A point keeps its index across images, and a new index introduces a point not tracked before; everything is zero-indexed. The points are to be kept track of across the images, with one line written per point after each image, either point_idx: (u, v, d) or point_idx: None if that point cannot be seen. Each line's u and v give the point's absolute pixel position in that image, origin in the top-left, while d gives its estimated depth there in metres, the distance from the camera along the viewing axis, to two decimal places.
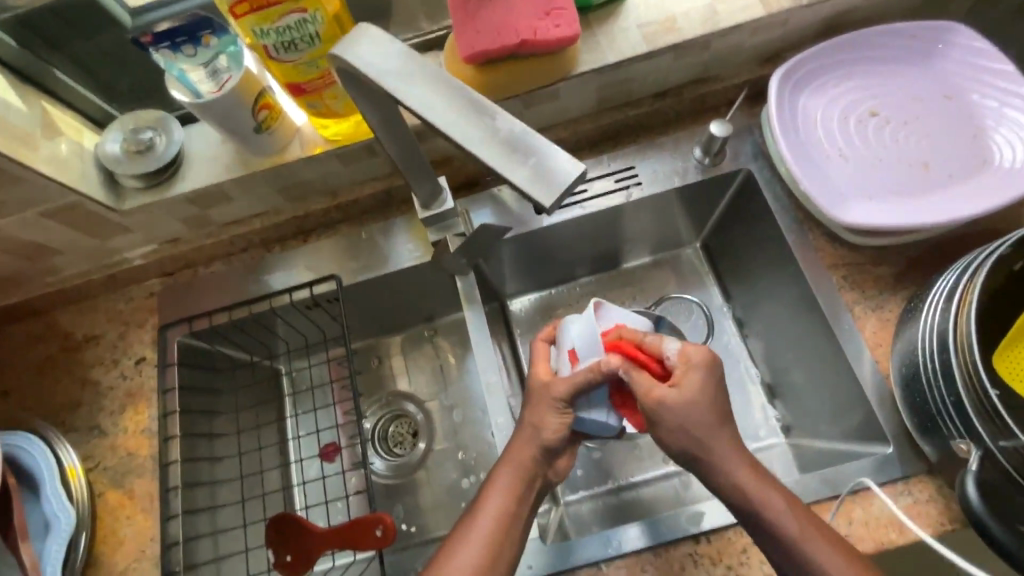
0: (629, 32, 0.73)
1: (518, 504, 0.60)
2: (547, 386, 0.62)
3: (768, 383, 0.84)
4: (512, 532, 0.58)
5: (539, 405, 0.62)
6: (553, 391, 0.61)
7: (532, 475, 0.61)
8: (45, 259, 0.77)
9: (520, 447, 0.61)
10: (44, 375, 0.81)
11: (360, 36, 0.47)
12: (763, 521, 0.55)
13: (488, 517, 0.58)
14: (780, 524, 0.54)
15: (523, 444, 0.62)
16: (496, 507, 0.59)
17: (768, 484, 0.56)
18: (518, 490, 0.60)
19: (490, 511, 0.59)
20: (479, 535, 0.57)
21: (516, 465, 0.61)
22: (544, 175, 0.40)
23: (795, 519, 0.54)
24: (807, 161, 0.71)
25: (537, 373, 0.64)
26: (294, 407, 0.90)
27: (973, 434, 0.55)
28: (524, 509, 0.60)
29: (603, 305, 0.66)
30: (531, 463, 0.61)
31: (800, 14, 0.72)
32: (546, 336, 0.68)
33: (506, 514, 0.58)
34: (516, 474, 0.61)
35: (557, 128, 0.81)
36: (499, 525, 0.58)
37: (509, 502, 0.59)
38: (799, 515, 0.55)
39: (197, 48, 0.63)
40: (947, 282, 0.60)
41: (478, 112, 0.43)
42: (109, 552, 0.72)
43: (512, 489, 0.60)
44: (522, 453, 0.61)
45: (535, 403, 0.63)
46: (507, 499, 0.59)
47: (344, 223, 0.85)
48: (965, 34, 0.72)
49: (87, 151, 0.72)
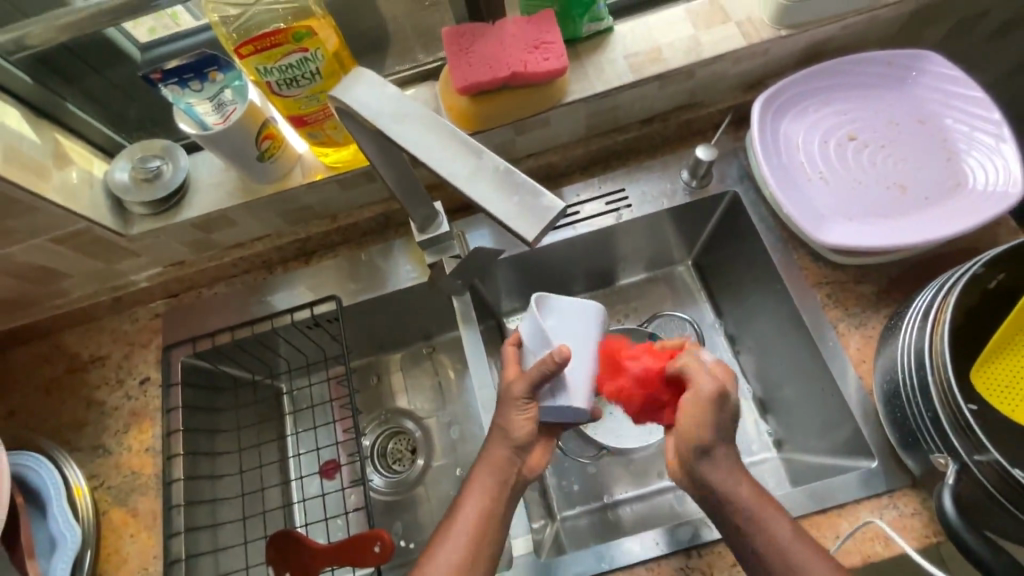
0: (616, 63, 0.76)
1: (495, 506, 0.61)
2: (510, 388, 0.62)
3: (760, 398, 0.86)
4: (491, 535, 0.60)
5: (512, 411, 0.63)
6: (514, 392, 0.62)
7: (507, 473, 0.63)
8: (54, 282, 0.79)
9: (492, 451, 0.64)
10: (50, 396, 0.83)
11: (357, 80, 0.50)
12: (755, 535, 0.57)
13: (465, 522, 0.60)
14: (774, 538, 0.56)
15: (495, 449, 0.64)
16: (473, 509, 0.61)
17: (768, 501, 0.58)
18: (496, 491, 0.62)
19: (467, 513, 0.60)
20: (455, 539, 0.59)
21: (497, 467, 0.63)
22: (529, 208, 0.43)
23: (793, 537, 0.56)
24: (788, 184, 0.73)
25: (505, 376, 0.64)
26: (294, 425, 0.92)
27: (951, 448, 0.57)
28: (499, 508, 0.62)
29: (548, 300, 0.63)
30: (508, 463, 0.63)
31: (779, 44, 0.76)
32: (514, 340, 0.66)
33: (488, 509, 0.61)
34: (492, 478, 0.62)
35: (549, 153, 0.84)
36: (478, 527, 0.60)
37: (483, 506, 0.61)
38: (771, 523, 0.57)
39: (204, 84, 0.66)
40: (923, 301, 0.62)
41: (465, 149, 0.46)
42: (111, 570, 0.73)
43: (491, 490, 0.62)
44: (495, 457, 0.63)
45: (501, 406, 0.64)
46: (486, 501, 0.61)
47: (345, 245, 0.88)
48: (937, 61, 0.76)
49: (97, 179, 0.75)
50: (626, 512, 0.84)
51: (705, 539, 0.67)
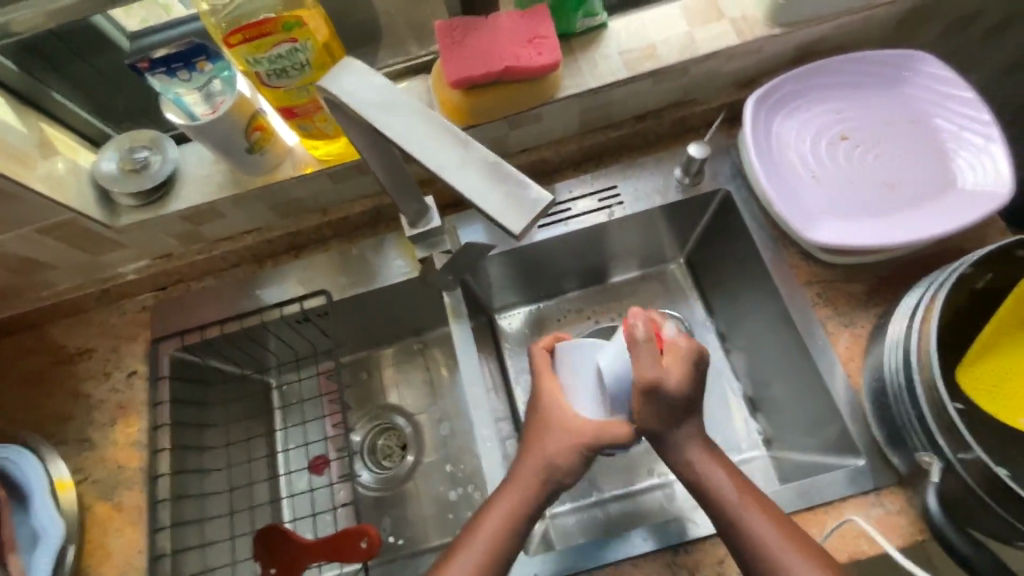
0: (610, 58, 0.76)
1: (514, 536, 0.59)
2: (579, 431, 0.61)
3: (750, 395, 0.86)
4: (497, 569, 0.57)
5: (544, 437, 0.62)
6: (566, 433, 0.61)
7: (533, 503, 0.60)
8: (39, 273, 0.78)
9: (522, 477, 0.61)
10: (36, 389, 0.82)
11: (345, 70, 0.49)
12: (717, 502, 0.59)
13: (474, 553, 0.57)
14: (740, 518, 0.58)
15: (522, 475, 0.61)
16: (490, 535, 0.58)
17: (753, 498, 0.59)
18: (516, 518, 0.59)
19: (479, 545, 0.58)
20: (465, 564, 0.57)
21: (521, 495, 0.60)
22: (515, 202, 0.43)
23: (770, 527, 0.57)
24: (780, 182, 0.74)
25: (564, 413, 0.62)
26: (284, 420, 0.92)
27: (936, 446, 0.57)
28: (511, 543, 0.59)
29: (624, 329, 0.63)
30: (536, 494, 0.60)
31: (773, 42, 0.76)
32: (547, 344, 0.69)
33: (500, 540, 0.58)
34: (513, 504, 0.60)
35: (541, 149, 0.83)
36: (487, 562, 0.57)
37: (497, 538, 0.58)
38: (787, 535, 0.56)
39: (192, 74, 0.65)
40: (911, 301, 0.62)
41: (454, 141, 0.46)
42: (96, 565, 0.73)
43: (505, 523, 0.59)
44: (521, 487, 0.60)
45: (542, 432, 0.62)
46: (499, 529, 0.59)
47: (336, 239, 0.87)
48: (929, 61, 0.76)
49: (83, 170, 0.74)
50: (614, 509, 0.84)
51: (701, 534, 0.67)
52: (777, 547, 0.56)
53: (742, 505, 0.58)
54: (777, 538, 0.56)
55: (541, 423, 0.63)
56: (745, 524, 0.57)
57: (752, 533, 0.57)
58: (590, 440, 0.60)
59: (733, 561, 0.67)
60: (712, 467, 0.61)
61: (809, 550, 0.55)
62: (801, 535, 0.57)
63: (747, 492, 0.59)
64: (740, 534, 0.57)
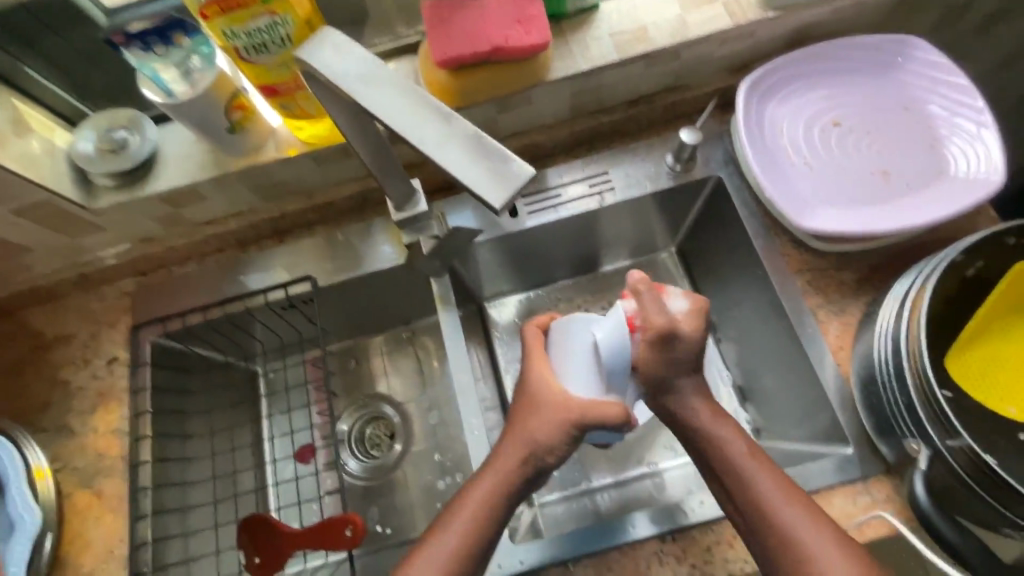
0: (601, 41, 0.74)
1: (496, 520, 0.57)
2: (567, 405, 0.59)
3: (739, 385, 0.86)
4: (478, 553, 0.56)
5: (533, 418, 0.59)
6: (555, 408, 0.59)
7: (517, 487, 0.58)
8: (15, 257, 0.76)
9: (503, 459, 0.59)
10: (14, 375, 0.80)
11: (322, 42, 0.47)
12: (724, 458, 0.58)
13: (454, 536, 0.56)
14: (748, 477, 0.56)
15: (505, 458, 0.59)
16: (471, 519, 0.57)
17: (763, 463, 0.57)
18: (499, 503, 0.58)
19: (458, 527, 0.56)
20: (445, 551, 0.55)
21: (505, 479, 0.58)
22: (498, 177, 0.41)
23: (776, 485, 0.55)
24: (771, 168, 0.73)
25: (551, 389, 0.61)
26: (269, 408, 0.91)
27: (924, 434, 0.57)
28: (489, 528, 0.57)
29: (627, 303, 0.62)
30: (521, 477, 0.58)
31: (767, 26, 0.75)
32: (541, 323, 0.68)
33: (481, 526, 0.56)
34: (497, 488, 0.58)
35: (531, 133, 0.82)
36: (465, 545, 0.56)
37: (478, 523, 0.57)
38: (800, 505, 0.54)
39: (169, 48, 0.63)
40: (901, 288, 0.62)
41: (436, 116, 0.44)
42: (75, 554, 0.71)
43: (485, 505, 0.57)
44: (503, 468, 0.58)
45: (532, 411, 0.60)
46: (480, 514, 0.57)
47: (322, 224, 0.86)
48: (923, 47, 0.75)
49: (59, 150, 0.72)
50: (602, 498, 0.84)
51: (690, 522, 0.67)
52: (781, 507, 0.54)
53: (748, 460, 0.57)
54: (781, 496, 0.55)
55: (529, 404, 0.61)
56: (751, 480, 0.56)
57: (758, 492, 0.55)
58: (578, 416, 0.59)
59: (720, 549, 0.66)
60: (725, 430, 0.59)
61: (813, 515, 0.54)
62: (813, 506, 0.55)
63: (758, 459, 0.57)
64: (746, 493, 0.56)
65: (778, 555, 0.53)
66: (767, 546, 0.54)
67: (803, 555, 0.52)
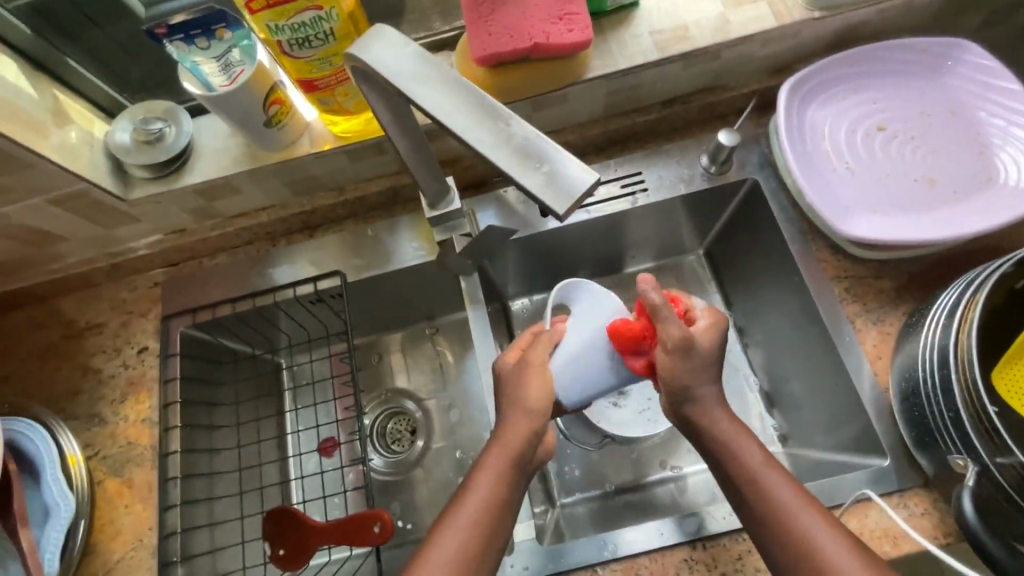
0: (640, 39, 0.73)
1: (507, 491, 0.57)
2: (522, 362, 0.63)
3: (767, 391, 0.85)
4: (497, 526, 0.55)
5: (516, 386, 0.61)
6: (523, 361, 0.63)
7: (522, 457, 0.58)
8: (50, 245, 0.77)
9: (510, 431, 0.58)
10: (47, 362, 0.81)
11: (376, 38, 0.47)
12: (740, 465, 0.57)
13: (471, 508, 0.55)
14: (766, 484, 0.55)
15: (511, 430, 0.58)
16: (482, 495, 0.56)
17: (779, 473, 0.56)
18: (507, 476, 0.57)
19: (475, 498, 0.56)
20: (459, 529, 0.54)
21: (510, 450, 0.57)
22: (556, 181, 0.41)
23: (793, 492, 0.54)
24: (812, 172, 0.71)
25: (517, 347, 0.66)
26: (293, 402, 0.90)
27: (971, 450, 0.56)
28: (505, 495, 0.56)
29: (585, 287, 0.68)
30: (526, 446, 0.58)
31: (811, 26, 0.73)
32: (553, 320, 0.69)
33: (495, 496, 0.56)
34: (503, 462, 0.57)
35: (564, 132, 0.81)
36: (485, 515, 0.55)
37: (494, 492, 0.56)
38: (819, 514, 0.53)
39: (211, 42, 0.63)
40: (949, 298, 0.60)
41: (491, 116, 0.44)
42: (106, 541, 0.72)
43: (500, 476, 0.57)
44: (512, 439, 0.58)
45: (515, 385, 0.61)
46: (496, 485, 0.56)
47: (350, 219, 0.86)
48: (974, 51, 0.73)
49: (97, 140, 0.72)
50: (623, 502, 0.83)
51: (719, 530, 0.66)
52: (797, 509, 0.53)
53: (765, 469, 0.56)
54: (800, 503, 0.53)
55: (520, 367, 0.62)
56: (769, 488, 0.55)
57: (777, 501, 0.54)
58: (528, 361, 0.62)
59: (751, 558, 0.65)
60: (741, 440, 0.58)
61: (831, 524, 0.52)
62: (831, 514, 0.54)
63: (773, 468, 0.56)
64: (765, 502, 0.54)
65: (793, 561, 0.52)
66: (787, 555, 0.52)
67: (818, 560, 0.50)
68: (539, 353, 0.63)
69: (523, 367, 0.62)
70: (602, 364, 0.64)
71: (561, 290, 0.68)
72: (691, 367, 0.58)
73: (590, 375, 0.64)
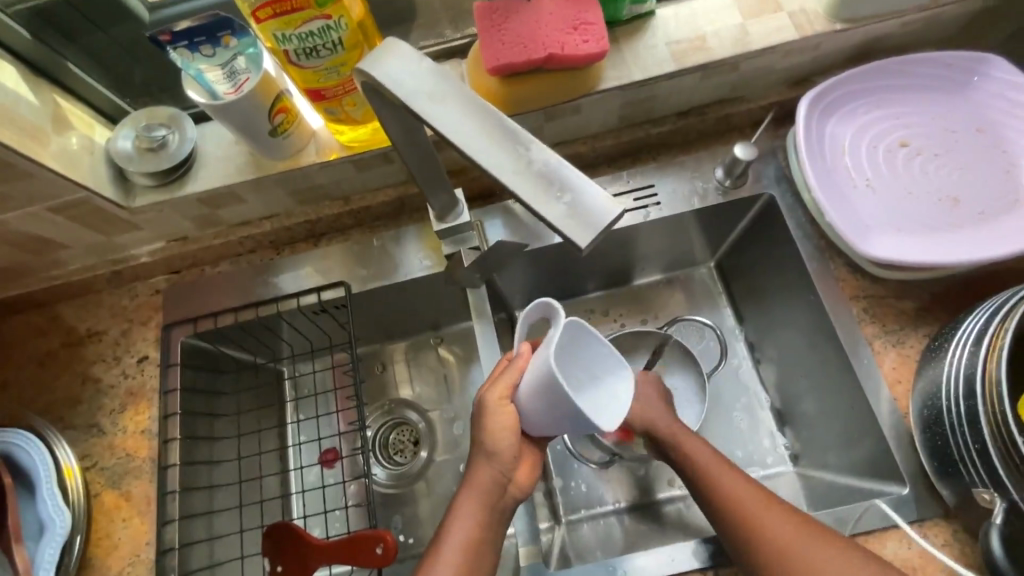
0: (656, 49, 0.71)
1: (491, 526, 0.57)
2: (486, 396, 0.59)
3: (778, 409, 0.82)
4: (488, 559, 0.57)
5: (495, 425, 0.58)
6: (490, 396, 0.59)
7: (489, 496, 0.58)
8: (51, 252, 0.75)
9: (480, 470, 0.59)
10: (46, 371, 0.79)
11: (388, 54, 0.45)
12: (693, 466, 0.65)
13: (455, 548, 0.56)
14: (713, 481, 0.63)
15: (482, 472, 0.59)
16: (467, 536, 0.56)
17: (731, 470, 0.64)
18: (490, 510, 0.58)
19: (460, 536, 0.56)
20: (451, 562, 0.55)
21: (479, 495, 0.58)
22: (578, 215, 0.40)
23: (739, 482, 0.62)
24: (833, 190, 0.69)
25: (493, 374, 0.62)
26: (295, 413, 0.89)
27: (999, 484, 0.54)
28: (491, 529, 0.58)
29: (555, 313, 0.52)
30: (494, 488, 0.59)
31: (833, 39, 0.71)
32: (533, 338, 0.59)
33: (482, 530, 0.57)
34: (479, 501, 0.58)
35: (576, 143, 0.79)
36: (470, 557, 0.56)
37: (478, 527, 0.57)
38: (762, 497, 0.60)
39: (216, 49, 0.62)
40: (975, 323, 0.58)
41: (512, 141, 0.42)
42: (103, 555, 0.71)
43: (481, 519, 0.57)
44: (482, 478, 0.58)
45: (476, 423, 0.60)
46: (481, 522, 0.57)
47: (357, 228, 0.84)
48: (1001, 66, 0.71)
49: (98, 147, 0.71)
50: (632, 522, 0.81)
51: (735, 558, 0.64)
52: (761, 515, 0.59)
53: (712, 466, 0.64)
54: (745, 493, 0.61)
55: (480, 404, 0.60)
56: (716, 484, 0.63)
57: (726, 494, 0.62)
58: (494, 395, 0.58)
59: None
60: (691, 445, 0.67)
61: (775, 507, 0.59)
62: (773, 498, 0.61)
63: (724, 465, 0.64)
64: (716, 497, 0.62)
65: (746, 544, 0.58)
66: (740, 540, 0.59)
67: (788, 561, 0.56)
68: (495, 393, 0.58)
69: (483, 404, 0.59)
70: (551, 414, 0.55)
71: (531, 307, 0.54)
72: (653, 400, 0.74)
73: (541, 422, 0.57)
